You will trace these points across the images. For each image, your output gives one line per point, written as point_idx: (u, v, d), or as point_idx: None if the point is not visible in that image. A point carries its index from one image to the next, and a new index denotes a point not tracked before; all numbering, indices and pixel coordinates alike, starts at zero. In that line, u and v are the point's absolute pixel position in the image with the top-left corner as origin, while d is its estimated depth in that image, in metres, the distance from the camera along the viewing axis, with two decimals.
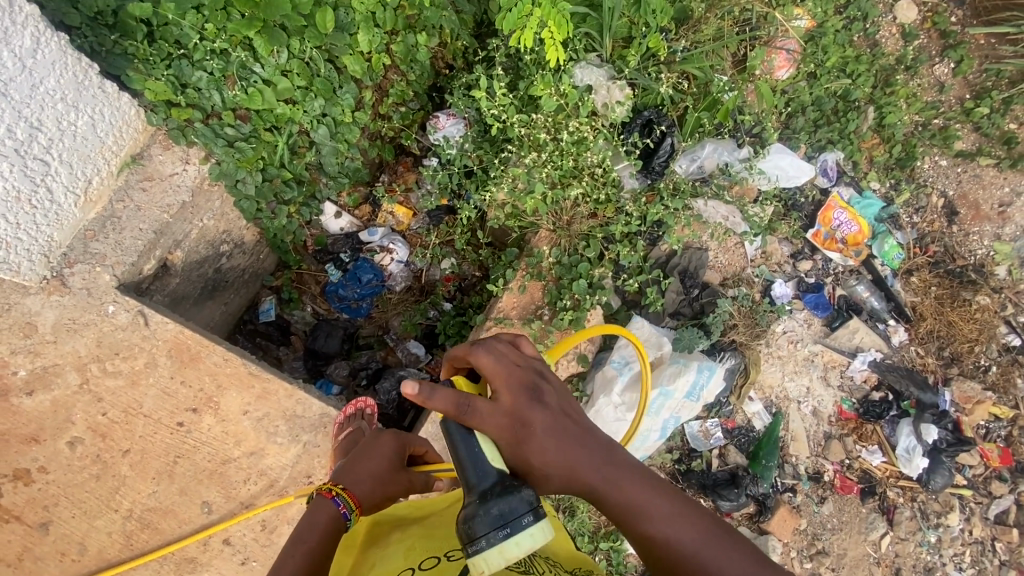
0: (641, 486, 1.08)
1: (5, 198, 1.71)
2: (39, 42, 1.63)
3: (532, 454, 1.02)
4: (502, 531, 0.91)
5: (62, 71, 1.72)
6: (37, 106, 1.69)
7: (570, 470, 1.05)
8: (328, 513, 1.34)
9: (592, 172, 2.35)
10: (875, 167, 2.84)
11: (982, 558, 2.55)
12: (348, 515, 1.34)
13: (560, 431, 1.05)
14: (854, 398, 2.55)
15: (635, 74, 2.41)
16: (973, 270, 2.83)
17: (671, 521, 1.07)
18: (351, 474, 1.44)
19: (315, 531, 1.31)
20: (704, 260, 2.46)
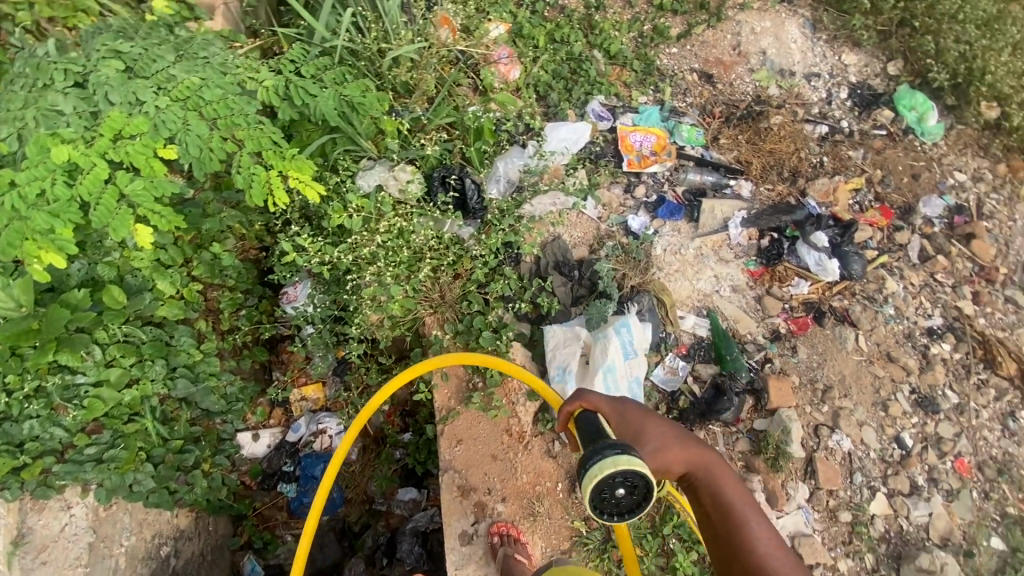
0: (740, 495, 1.36)
1: None
2: None
3: (652, 429, 1.36)
4: (610, 450, 1.16)
5: None
6: None
7: (687, 454, 1.36)
8: None
9: (430, 246, 2.46)
10: (634, 86, 3.20)
11: (938, 294, 2.76)
12: None
13: (677, 430, 1.38)
14: (752, 256, 2.72)
15: (405, 153, 2.58)
16: (755, 104, 3.22)
17: (757, 537, 1.30)
18: None
19: None
20: (564, 245, 2.60)
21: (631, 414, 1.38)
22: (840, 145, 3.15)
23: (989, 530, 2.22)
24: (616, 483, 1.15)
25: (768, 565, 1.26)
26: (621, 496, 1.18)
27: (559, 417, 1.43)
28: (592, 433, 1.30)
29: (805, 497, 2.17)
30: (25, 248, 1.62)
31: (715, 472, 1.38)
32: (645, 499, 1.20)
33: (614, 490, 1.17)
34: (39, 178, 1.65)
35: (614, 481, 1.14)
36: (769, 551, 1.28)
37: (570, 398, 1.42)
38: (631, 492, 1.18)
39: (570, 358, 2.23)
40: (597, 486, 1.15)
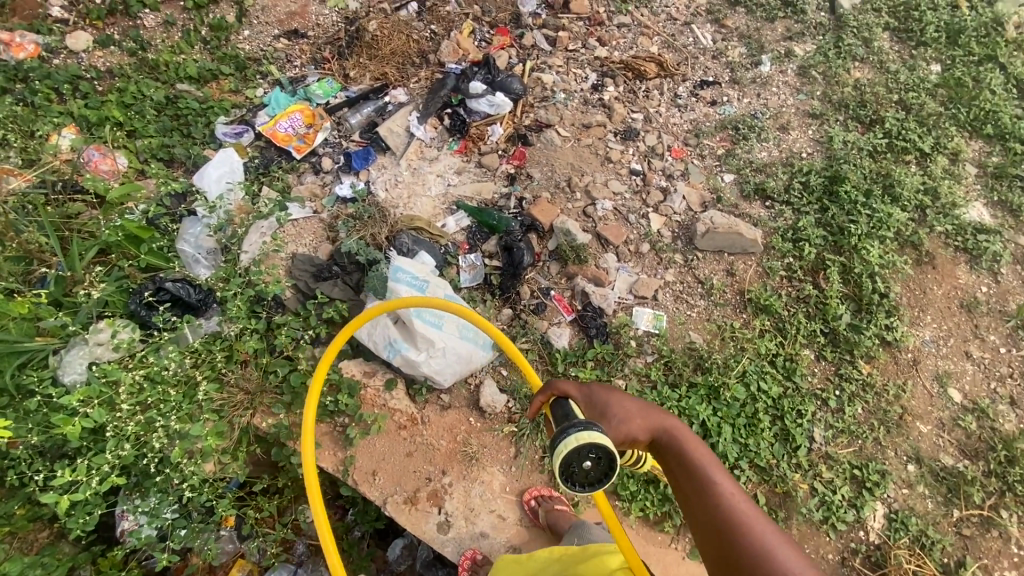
0: (707, 455, 1.29)
1: None
2: None
3: (612, 402, 1.34)
4: (575, 427, 1.19)
5: None
6: None
7: (647, 422, 1.33)
8: None
9: (192, 365, 2.23)
10: (242, 88, 3.04)
11: (579, 58, 3.23)
12: None
13: (642, 405, 1.35)
14: (449, 138, 2.90)
15: (84, 315, 2.21)
16: (348, 26, 3.28)
17: (729, 496, 1.23)
18: None
19: None
20: (307, 257, 2.52)
21: (597, 393, 1.37)
22: (434, 7, 3.37)
23: (720, 173, 2.83)
24: (582, 460, 1.18)
25: (739, 521, 1.19)
26: (590, 468, 1.20)
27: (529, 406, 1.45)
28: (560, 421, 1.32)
29: (616, 261, 2.56)
30: None
31: (684, 439, 1.31)
32: (613, 471, 1.21)
33: (582, 466, 1.19)
34: None
35: (579, 454, 1.17)
36: (746, 517, 1.19)
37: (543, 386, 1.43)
38: (598, 465, 1.20)
39: (387, 332, 2.23)
40: (566, 462, 1.18)
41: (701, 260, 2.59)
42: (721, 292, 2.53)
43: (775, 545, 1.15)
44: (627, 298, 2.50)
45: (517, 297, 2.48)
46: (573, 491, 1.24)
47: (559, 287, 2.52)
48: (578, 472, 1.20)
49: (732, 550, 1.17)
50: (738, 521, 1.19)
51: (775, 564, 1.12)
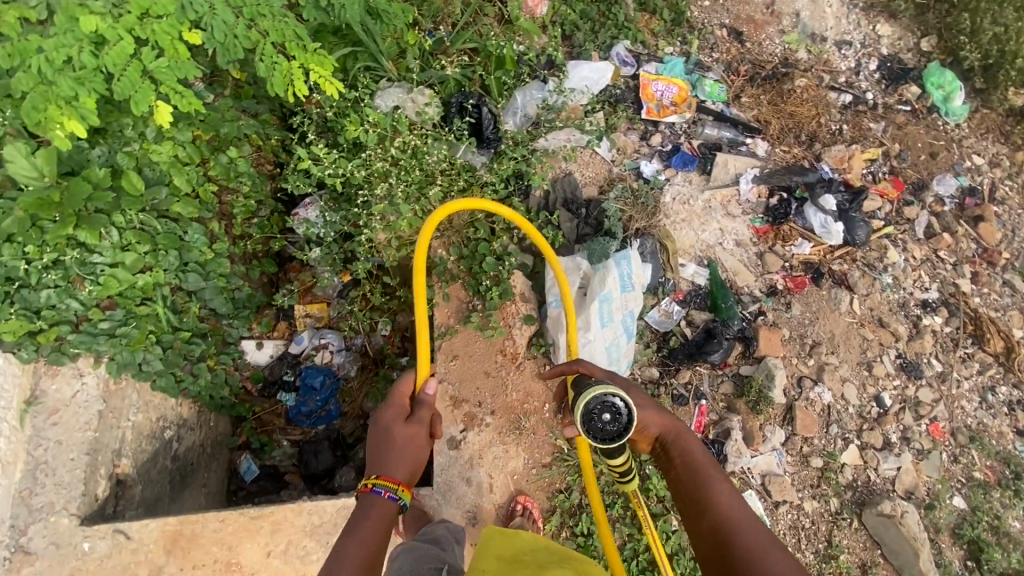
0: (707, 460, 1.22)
1: None
2: None
3: (626, 387, 1.37)
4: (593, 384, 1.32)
5: None
6: None
7: (659, 415, 1.32)
8: (371, 503, 1.32)
9: (441, 170, 2.52)
10: (661, 36, 3.16)
11: (937, 270, 2.79)
12: (394, 498, 1.33)
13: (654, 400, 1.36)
14: (759, 214, 2.72)
15: (425, 75, 2.60)
16: (782, 65, 3.20)
17: (724, 493, 1.14)
18: (378, 460, 1.40)
19: (376, 522, 1.28)
20: (575, 182, 2.61)
21: (618, 376, 1.41)
22: (861, 116, 3.14)
23: (953, 489, 2.33)
24: (599, 412, 1.29)
25: (734, 521, 1.08)
26: (609, 423, 1.29)
27: (553, 372, 1.50)
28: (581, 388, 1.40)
29: (780, 441, 2.26)
30: (49, 112, 1.65)
31: (683, 438, 1.29)
32: (625, 433, 1.29)
33: (600, 418, 1.30)
34: (68, 45, 1.63)
35: (597, 402, 1.29)
36: (741, 515, 1.09)
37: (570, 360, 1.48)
38: (616, 418, 1.29)
39: (568, 287, 2.23)
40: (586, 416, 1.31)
41: (849, 527, 2.19)
42: (833, 570, 2.14)
43: (771, 548, 1.02)
44: (753, 476, 2.21)
45: (673, 372, 2.33)
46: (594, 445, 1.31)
47: (711, 403, 2.32)
48: (597, 424, 1.30)
49: (727, 547, 1.05)
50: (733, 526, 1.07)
51: (770, 563, 0.99)
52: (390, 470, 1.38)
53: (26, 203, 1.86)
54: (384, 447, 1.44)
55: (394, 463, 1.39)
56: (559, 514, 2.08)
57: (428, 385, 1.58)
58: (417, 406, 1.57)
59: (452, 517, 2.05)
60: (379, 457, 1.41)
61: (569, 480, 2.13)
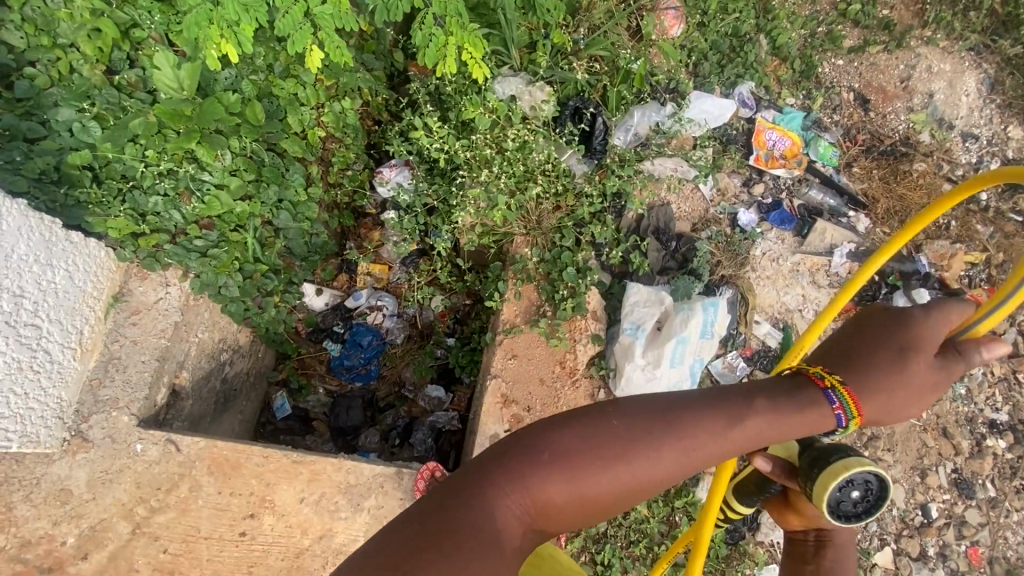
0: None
1: (8, 371, 1.72)
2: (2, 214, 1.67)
3: None
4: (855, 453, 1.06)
5: (29, 235, 1.75)
6: (15, 274, 1.71)
7: None
8: (822, 408, 0.97)
9: (543, 170, 2.50)
10: (786, 85, 3.07)
11: (1013, 393, 2.66)
12: (844, 421, 0.96)
13: None
14: (845, 290, 2.64)
15: (549, 72, 2.57)
16: (902, 144, 3.08)
17: None
18: (868, 358, 1.00)
19: (790, 421, 0.98)
20: (671, 214, 2.55)
21: None
22: (971, 215, 3.01)
23: None
24: (852, 487, 1.03)
25: None
26: (851, 502, 1.04)
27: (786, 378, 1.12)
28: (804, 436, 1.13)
29: None
30: (210, 31, 1.68)
31: (846, 548, 1.19)
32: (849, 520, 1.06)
33: (850, 493, 1.03)
34: None
35: (860, 479, 1.03)
36: None
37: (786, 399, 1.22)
38: (860, 502, 1.06)
39: (646, 318, 2.21)
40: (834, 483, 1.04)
41: None
42: None
43: None
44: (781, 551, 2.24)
45: None
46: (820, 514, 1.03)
47: None
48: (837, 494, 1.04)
49: None
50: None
51: None
52: (855, 376, 0.99)
53: (159, 111, 1.94)
54: (872, 354, 1.00)
55: (875, 387, 0.97)
56: (583, 538, 2.09)
57: (994, 347, 0.97)
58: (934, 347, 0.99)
59: None
60: (863, 367, 0.99)
61: None
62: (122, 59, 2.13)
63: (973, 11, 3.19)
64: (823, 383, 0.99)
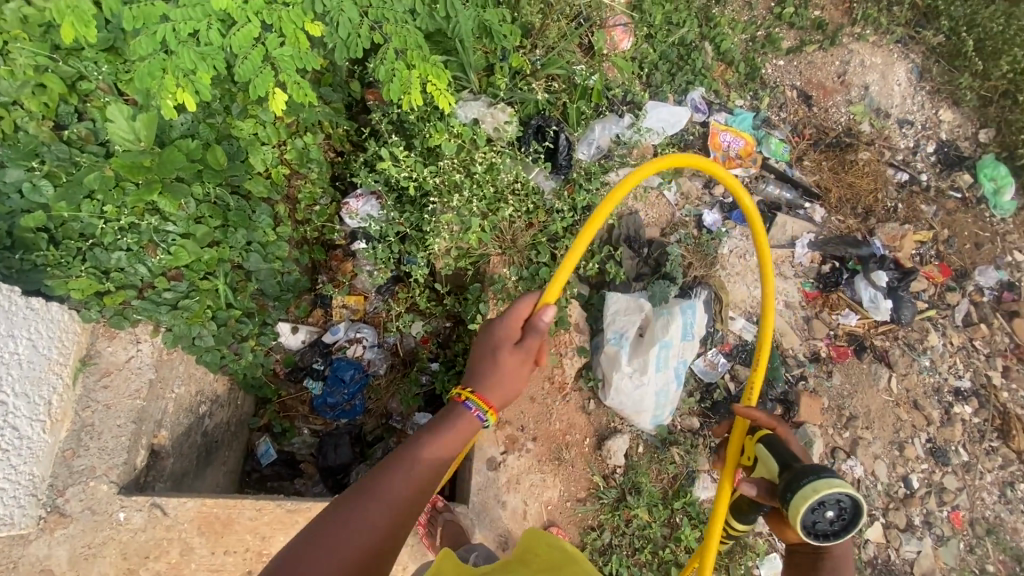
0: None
1: None
2: None
3: None
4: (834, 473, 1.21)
5: None
6: None
7: None
8: (468, 415, 1.22)
9: (513, 189, 2.53)
10: (734, 88, 3.20)
11: (971, 359, 2.84)
12: (486, 416, 1.23)
13: None
14: (810, 279, 2.76)
15: (509, 94, 2.61)
16: (845, 135, 3.26)
17: None
18: (476, 370, 1.27)
19: (463, 433, 1.20)
20: (640, 221, 2.64)
21: None
22: (915, 196, 3.20)
23: None
24: (826, 508, 1.19)
25: None
26: (825, 521, 1.20)
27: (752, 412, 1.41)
28: (790, 453, 1.32)
29: None
30: (166, 81, 1.66)
31: None
32: (826, 538, 1.23)
33: (823, 514, 1.20)
34: (195, 20, 1.63)
35: (836, 500, 1.19)
36: None
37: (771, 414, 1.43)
38: (836, 520, 1.22)
39: (628, 326, 2.25)
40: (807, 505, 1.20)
41: None
42: None
43: None
44: (779, 539, 2.31)
45: (712, 424, 2.39)
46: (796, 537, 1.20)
47: None
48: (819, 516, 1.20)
49: None
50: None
51: None
52: (475, 379, 1.26)
53: (117, 164, 1.89)
54: (486, 362, 1.28)
55: (493, 384, 1.25)
56: (589, 551, 2.10)
57: (547, 312, 1.30)
58: (527, 333, 1.32)
59: (484, 539, 2.06)
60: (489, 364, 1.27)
61: (603, 518, 2.15)
62: (70, 113, 2.06)
63: (896, 6, 3.41)
64: (461, 401, 1.23)
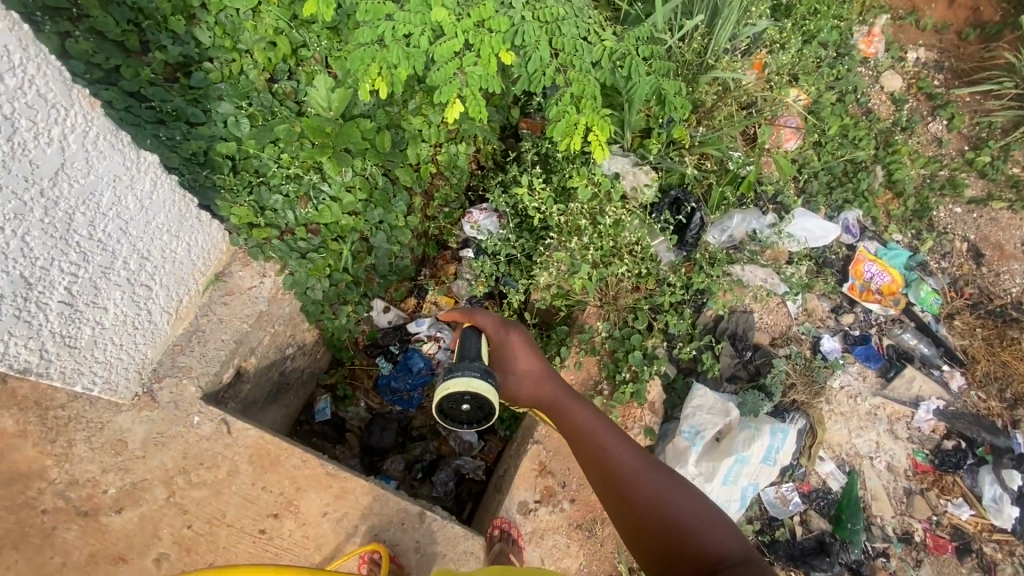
0: (595, 422, 1.57)
1: (115, 324, 1.75)
2: (156, 184, 1.69)
3: (513, 362, 1.68)
4: (457, 374, 1.57)
5: (171, 208, 1.79)
6: (150, 238, 1.75)
7: (542, 387, 1.65)
8: None
9: (632, 249, 2.51)
10: (895, 220, 2.98)
11: None
12: None
13: (535, 372, 1.66)
14: (925, 448, 2.45)
15: (658, 159, 2.63)
16: (1013, 308, 2.88)
17: (607, 446, 1.50)
18: None
19: None
20: (751, 322, 2.49)
21: (505, 340, 1.70)
22: None
23: None
24: (460, 400, 1.58)
25: (622, 472, 1.44)
26: (467, 408, 1.60)
27: (448, 314, 1.75)
28: (469, 347, 1.66)
29: None
30: (370, 68, 1.84)
31: (567, 403, 1.62)
32: (481, 413, 1.63)
33: (459, 407, 1.59)
34: (413, 24, 1.85)
35: (452, 397, 1.58)
36: (625, 462, 1.46)
37: (462, 309, 1.74)
38: (469, 408, 1.60)
39: (708, 425, 2.10)
40: (445, 405, 1.62)
41: None
42: None
43: (637, 470, 1.44)
44: None
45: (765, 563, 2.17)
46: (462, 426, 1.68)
47: None
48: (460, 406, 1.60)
49: (626, 489, 1.41)
50: (631, 477, 1.43)
51: (639, 489, 1.40)
52: None
53: (306, 124, 2.24)
54: None
55: None
56: None
57: None
58: None
59: None
60: None
61: None
62: (283, 71, 2.40)
63: None
64: None
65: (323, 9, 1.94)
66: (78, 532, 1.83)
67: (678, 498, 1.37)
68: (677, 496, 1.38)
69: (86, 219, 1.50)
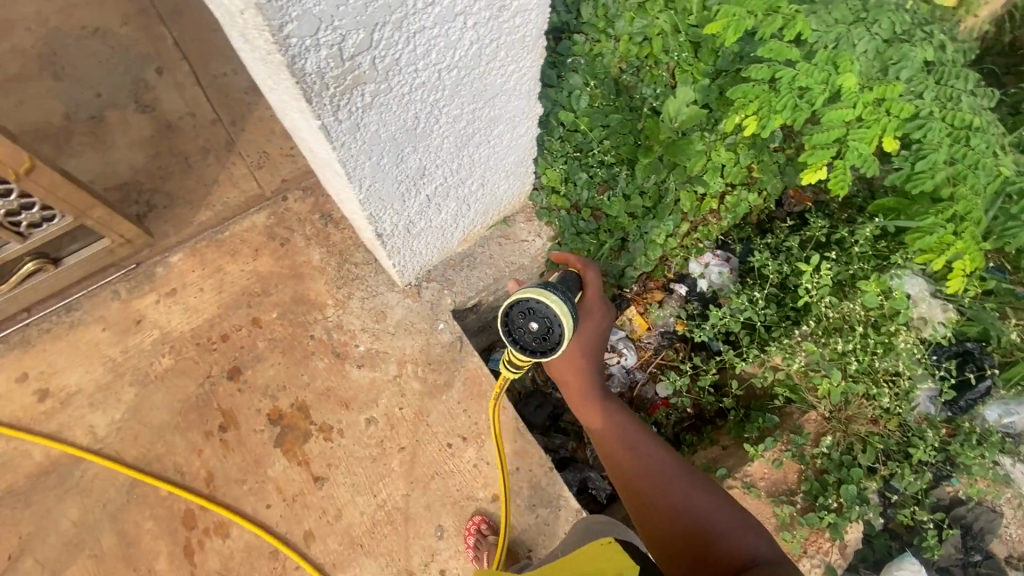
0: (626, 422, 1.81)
1: (435, 227, 2.04)
2: (527, 131, 1.90)
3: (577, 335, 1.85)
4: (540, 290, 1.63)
5: (521, 153, 2.01)
6: (496, 171, 1.99)
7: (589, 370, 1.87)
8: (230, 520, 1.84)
9: (892, 380, 2.26)
10: None
11: None
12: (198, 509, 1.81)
13: (589, 356, 1.87)
14: None
15: (970, 304, 2.30)
16: None
17: (637, 448, 1.75)
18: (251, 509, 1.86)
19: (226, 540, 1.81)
20: (997, 527, 2.18)
21: (590, 307, 1.85)
22: None
23: None
24: (530, 316, 1.62)
25: (649, 474, 1.69)
26: (533, 327, 1.64)
27: (563, 255, 1.91)
28: (571, 284, 1.81)
29: None
30: (750, 112, 1.90)
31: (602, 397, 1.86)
32: (543, 338, 1.64)
33: (527, 324, 1.64)
34: (816, 80, 1.81)
35: (525, 311, 1.63)
36: (654, 465, 1.70)
37: (578, 259, 1.90)
38: (537, 329, 1.62)
39: None
40: (518, 314, 1.65)
41: None
42: None
43: (666, 473, 1.68)
44: None
45: None
46: (528, 356, 1.68)
47: None
48: (530, 324, 1.64)
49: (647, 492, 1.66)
50: (655, 482, 1.67)
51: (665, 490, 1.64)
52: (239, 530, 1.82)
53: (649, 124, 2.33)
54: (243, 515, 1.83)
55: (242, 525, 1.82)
56: None
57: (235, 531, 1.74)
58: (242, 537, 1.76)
59: None
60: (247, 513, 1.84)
61: None
62: (633, 65, 2.46)
63: None
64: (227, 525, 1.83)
65: (728, 33, 1.89)
66: (326, 366, 2.19)
67: (703, 503, 1.60)
68: (703, 502, 1.60)
69: (478, 141, 1.73)
